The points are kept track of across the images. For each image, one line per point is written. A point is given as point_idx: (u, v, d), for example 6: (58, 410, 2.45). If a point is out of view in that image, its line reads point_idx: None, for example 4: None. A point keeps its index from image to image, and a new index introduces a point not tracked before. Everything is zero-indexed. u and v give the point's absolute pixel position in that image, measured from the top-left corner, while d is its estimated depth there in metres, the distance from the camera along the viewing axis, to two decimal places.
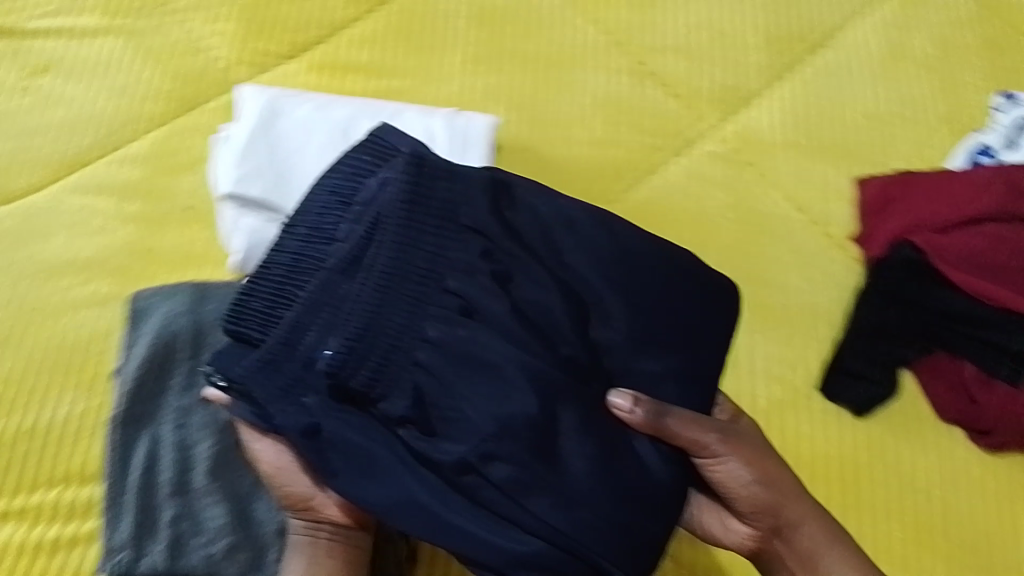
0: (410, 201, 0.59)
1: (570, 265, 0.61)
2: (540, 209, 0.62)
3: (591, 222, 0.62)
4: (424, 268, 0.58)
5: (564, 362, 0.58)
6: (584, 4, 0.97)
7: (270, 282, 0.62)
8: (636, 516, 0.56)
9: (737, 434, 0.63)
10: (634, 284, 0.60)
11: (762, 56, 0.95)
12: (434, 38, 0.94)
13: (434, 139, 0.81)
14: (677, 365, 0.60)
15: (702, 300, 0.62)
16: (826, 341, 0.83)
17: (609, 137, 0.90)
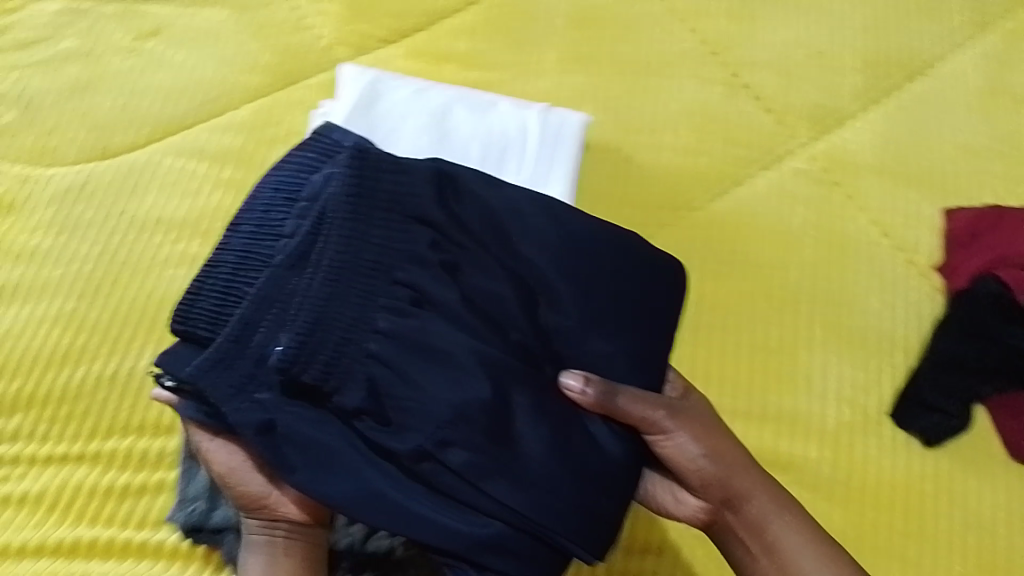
0: (355, 194, 0.60)
1: (523, 255, 0.63)
2: (488, 200, 0.64)
3: (536, 212, 0.64)
4: (372, 261, 0.60)
5: (515, 347, 0.61)
6: (684, 13, 0.97)
7: (217, 283, 0.64)
8: (593, 498, 0.59)
9: (688, 411, 0.65)
10: (582, 270, 0.62)
11: (858, 79, 0.94)
12: (532, 35, 0.95)
13: (527, 133, 0.82)
14: (625, 347, 0.62)
15: (648, 284, 0.64)
16: (901, 369, 0.82)
17: (696, 145, 0.90)
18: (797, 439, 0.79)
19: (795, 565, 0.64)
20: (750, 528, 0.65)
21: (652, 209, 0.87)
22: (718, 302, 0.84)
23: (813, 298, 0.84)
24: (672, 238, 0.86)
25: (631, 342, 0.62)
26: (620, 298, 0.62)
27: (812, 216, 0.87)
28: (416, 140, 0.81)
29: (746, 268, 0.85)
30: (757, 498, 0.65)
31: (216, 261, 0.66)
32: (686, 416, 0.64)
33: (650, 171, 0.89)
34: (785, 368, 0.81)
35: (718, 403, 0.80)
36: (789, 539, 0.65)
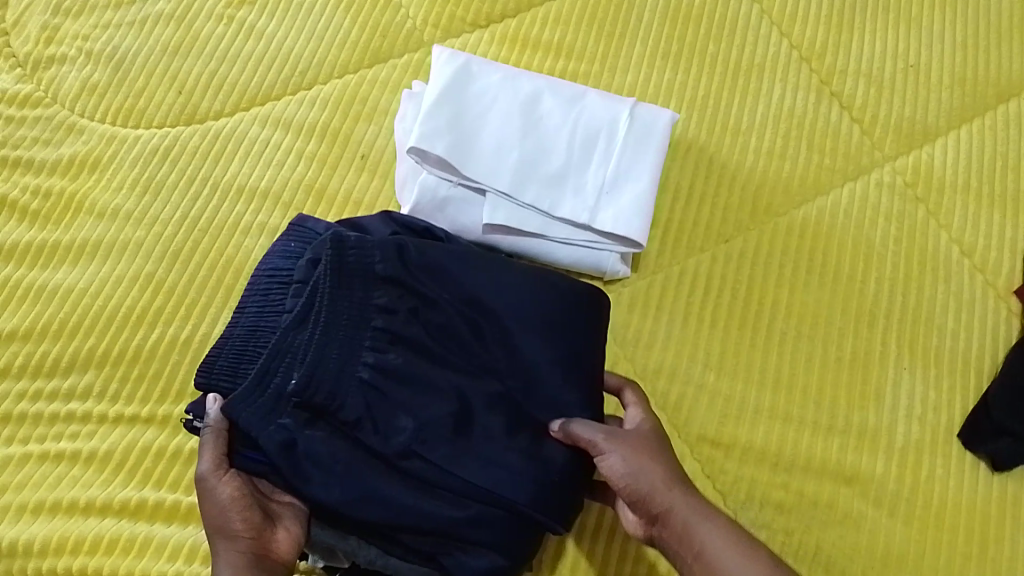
0: (335, 265, 0.66)
1: (468, 292, 0.68)
2: (440, 255, 0.69)
3: (480, 260, 0.70)
4: (356, 312, 0.65)
5: (473, 368, 0.67)
6: (778, 17, 0.97)
7: (233, 349, 0.68)
8: (557, 478, 0.64)
9: (633, 433, 0.66)
10: (516, 298, 0.68)
11: (947, 97, 0.94)
12: (623, 28, 0.96)
13: (616, 128, 0.82)
14: (563, 354, 0.67)
15: (569, 300, 0.69)
16: (974, 391, 0.81)
17: (779, 150, 0.91)
18: (863, 453, 0.78)
19: None
20: (672, 536, 0.62)
21: (732, 213, 0.87)
22: (793, 311, 0.83)
23: (891, 312, 0.84)
24: (752, 243, 0.86)
25: (567, 349, 0.67)
26: (549, 314, 0.68)
27: (896, 230, 0.87)
28: (504, 125, 0.81)
29: (823, 278, 0.85)
30: (681, 508, 0.62)
31: (230, 337, 0.69)
32: (624, 435, 0.65)
33: (735, 172, 0.89)
34: (857, 380, 0.81)
35: (788, 411, 0.79)
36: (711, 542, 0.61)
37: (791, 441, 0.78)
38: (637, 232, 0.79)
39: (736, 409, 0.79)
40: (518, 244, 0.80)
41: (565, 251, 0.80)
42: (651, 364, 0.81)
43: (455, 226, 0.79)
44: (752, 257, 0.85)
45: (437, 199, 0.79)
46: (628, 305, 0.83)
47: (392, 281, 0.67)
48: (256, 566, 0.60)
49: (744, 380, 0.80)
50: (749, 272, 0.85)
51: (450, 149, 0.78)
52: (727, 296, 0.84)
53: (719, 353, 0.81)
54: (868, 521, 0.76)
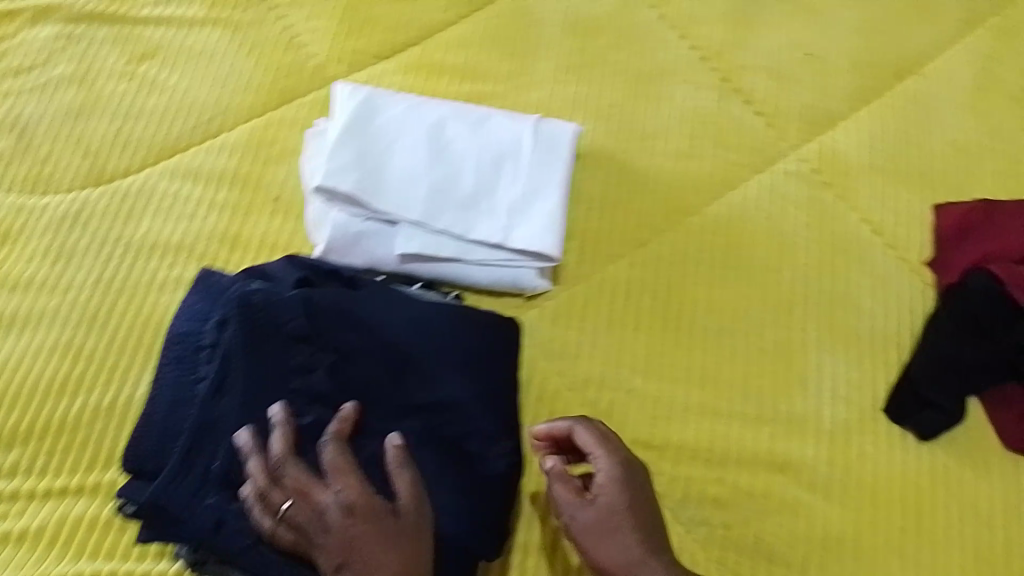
0: (246, 332, 0.66)
1: (383, 334, 0.69)
2: (351, 301, 0.70)
3: (390, 302, 0.71)
4: (275, 376, 0.66)
5: (397, 412, 0.67)
6: (677, 21, 0.99)
7: (157, 426, 0.69)
8: (489, 505, 0.66)
9: (608, 497, 0.68)
10: (430, 335, 0.69)
11: (848, 81, 0.96)
12: (528, 48, 0.97)
13: (522, 145, 0.83)
14: (483, 388, 0.69)
15: (482, 329, 0.71)
16: (895, 365, 0.83)
17: (690, 151, 0.93)
18: (793, 440, 0.80)
19: None
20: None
21: (647, 216, 0.89)
22: (715, 307, 0.85)
23: (809, 299, 0.86)
24: (668, 244, 0.88)
25: (485, 380, 0.69)
26: (465, 347, 0.69)
27: (807, 218, 0.89)
28: (411, 155, 0.81)
29: (742, 273, 0.87)
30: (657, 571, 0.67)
31: (152, 413, 0.69)
32: (601, 508, 0.68)
33: (645, 176, 0.91)
34: (783, 370, 0.83)
35: (716, 407, 0.81)
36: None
37: (721, 433, 0.80)
38: (550, 247, 0.79)
39: (666, 408, 0.81)
40: (437, 271, 0.79)
41: (485, 273, 0.80)
42: (580, 375, 0.82)
43: (372, 260, 0.78)
44: (671, 259, 0.87)
45: (352, 234, 0.78)
46: (551, 319, 0.84)
47: (308, 338, 0.68)
48: (390, 520, 0.62)
49: (671, 381, 0.82)
50: (669, 274, 0.87)
51: (358, 185, 0.78)
52: (648, 300, 0.85)
53: (645, 355, 0.83)
54: (805, 507, 0.77)
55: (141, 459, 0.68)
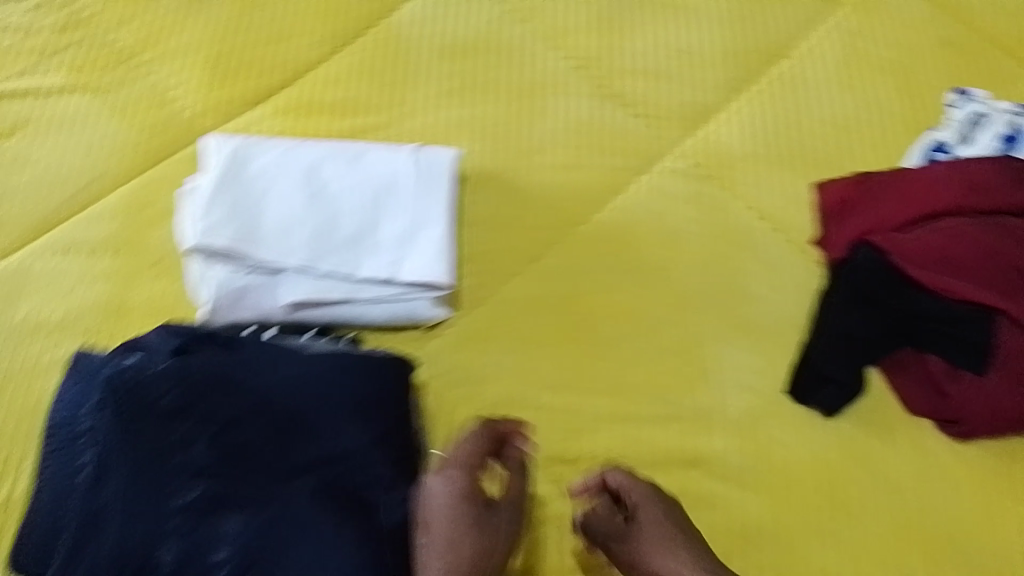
0: (122, 415, 0.67)
1: (265, 395, 0.69)
2: (229, 366, 0.70)
3: (273, 361, 0.71)
4: (155, 455, 0.66)
5: (285, 474, 0.67)
6: (548, 32, 0.99)
7: (42, 521, 0.67)
8: (390, 552, 0.66)
9: (651, 517, 0.74)
10: (315, 389, 0.70)
11: (720, 72, 0.97)
12: (400, 75, 0.95)
13: (400, 178, 0.83)
14: (373, 434, 0.70)
15: (367, 374, 0.71)
16: (793, 346, 0.85)
17: (574, 161, 0.93)
18: (704, 435, 0.81)
19: None
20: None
21: (540, 230, 0.90)
22: (616, 312, 0.87)
23: (704, 293, 0.88)
24: (564, 256, 0.89)
25: (375, 426, 0.70)
26: (352, 396, 0.70)
27: (696, 213, 0.91)
28: (288, 203, 0.80)
29: (638, 276, 0.88)
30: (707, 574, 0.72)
31: (35, 509, 0.68)
32: (648, 527, 0.73)
33: (533, 191, 0.91)
34: (686, 365, 0.84)
35: (626, 411, 0.82)
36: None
37: (634, 436, 0.81)
38: (438, 275, 0.79)
39: (577, 420, 0.82)
40: (330, 314, 0.79)
41: (378, 309, 0.80)
42: (488, 398, 0.82)
43: (258, 313, 0.78)
44: (567, 270, 0.88)
45: (235, 291, 0.77)
46: (454, 347, 0.83)
47: (185, 409, 0.68)
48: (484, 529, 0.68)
49: (580, 391, 0.83)
50: (568, 284, 0.87)
51: (235, 240, 0.77)
52: (550, 314, 0.86)
53: (552, 371, 0.83)
54: (723, 499, 0.79)
55: (30, 557, 0.67)
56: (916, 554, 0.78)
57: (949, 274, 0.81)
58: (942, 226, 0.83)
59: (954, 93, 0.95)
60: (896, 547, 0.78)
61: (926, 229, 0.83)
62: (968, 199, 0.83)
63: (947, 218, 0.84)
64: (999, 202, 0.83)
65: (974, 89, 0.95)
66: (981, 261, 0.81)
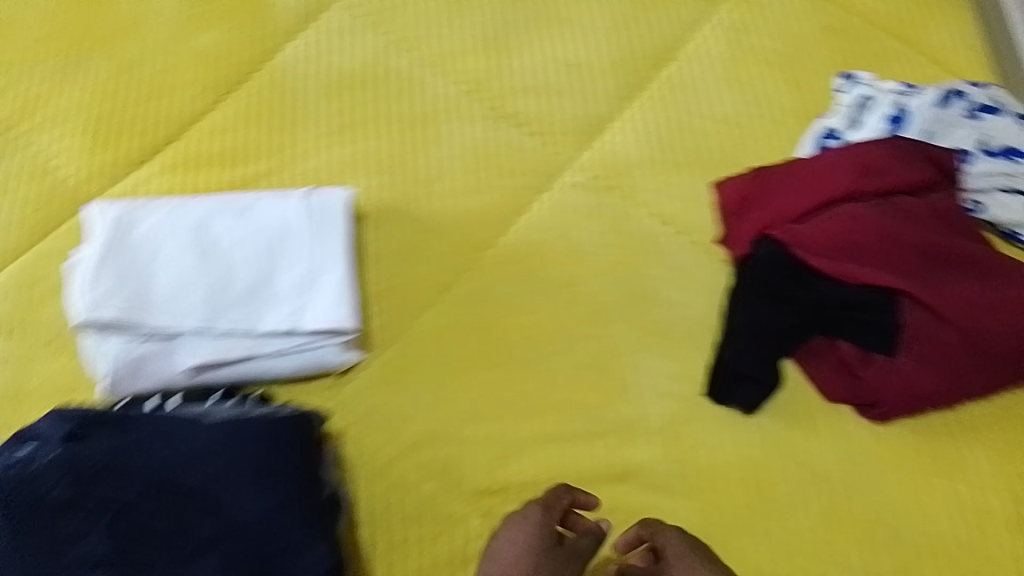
0: (10, 512, 0.64)
1: (163, 471, 0.67)
2: (121, 447, 0.67)
3: (168, 435, 0.68)
4: (50, 550, 0.63)
5: (191, 551, 0.65)
6: (435, 58, 0.97)
7: None
8: None
9: (681, 560, 0.69)
10: (215, 458, 0.68)
11: (611, 81, 0.97)
12: (287, 118, 0.92)
13: (293, 225, 0.81)
14: (280, 496, 0.67)
15: (268, 435, 0.69)
16: (707, 347, 0.85)
17: (473, 186, 0.91)
18: (629, 448, 0.81)
19: None
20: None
21: (446, 258, 0.88)
22: (529, 333, 0.85)
23: (615, 305, 0.87)
24: (473, 284, 0.87)
25: (282, 486, 0.68)
26: (254, 460, 0.68)
27: (600, 225, 0.90)
28: (178, 264, 0.79)
29: (548, 293, 0.87)
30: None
31: None
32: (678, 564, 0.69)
33: (435, 223, 0.89)
34: (605, 379, 0.84)
35: (549, 434, 0.81)
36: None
37: (561, 459, 0.80)
38: (339, 320, 0.78)
39: (502, 448, 0.80)
40: (235, 372, 0.78)
41: (284, 362, 0.79)
42: (409, 437, 0.80)
43: (158, 381, 0.77)
44: (478, 296, 0.86)
45: (132, 361, 0.76)
46: (369, 390, 0.82)
47: (73, 504, 0.65)
48: None
49: (502, 419, 0.81)
50: (481, 311, 0.86)
51: (125, 310, 0.76)
52: (465, 344, 0.84)
53: (472, 403, 0.82)
54: (654, 510, 0.79)
55: None
56: (849, 541, 0.78)
57: (851, 260, 0.82)
58: (838, 213, 0.84)
59: (841, 79, 0.95)
60: (829, 535, 0.78)
61: (825, 217, 0.84)
62: (862, 182, 0.84)
63: (842, 203, 0.85)
64: (891, 184, 0.84)
65: (860, 72, 0.95)
66: (879, 244, 0.82)
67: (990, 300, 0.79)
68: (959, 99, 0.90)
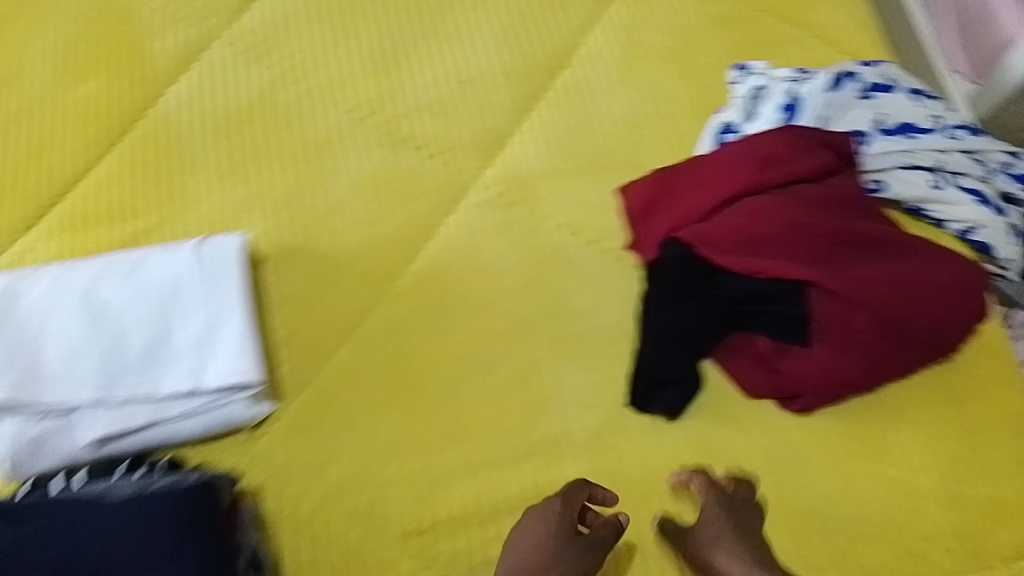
0: None
1: (65, 562, 0.66)
2: (19, 543, 0.66)
3: (66, 524, 0.67)
4: None
5: None
6: (324, 87, 0.93)
7: None
8: None
9: (713, 524, 0.73)
10: (116, 542, 0.67)
11: (511, 91, 0.94)
12: (177, 163, 0.88)
13: (184, 279, 0.79)
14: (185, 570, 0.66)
15: (167, 510, 0.68)
16: (627, 355, 0.84)
17: (375, 215, 0.87)
18: (555, 467, 0.79)
19: None
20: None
21: (353, 294, 0.84)
22: (446, 362, 0.82)
23: (533, 322, 0.84)
24: (384, 318, 0.84)
25: (187, 560, 0.67)
26: (156, 537, 0.67)
27: (508, 242, 0.87)
28: (69, 335, 0.77)
29: (460, 318, 0.84)
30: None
31: None
32: (707, 530, 0.72)
33: (339, 258, 0.85)
34: (527, 402, 0.81)
35: (474, 463, 0.79)
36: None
37: (487, 487, 0.78)
38: (242, 375, 0.76)
39: (425, 483, 0.78)
40: (142, 439, 0.77)
41: (191, 423, 0.77)
42: (330, 483, 0.78)
43: (63, 457, 0.75)
44: (390, 330, 0.83)
45: (32, 441, 0.74)
46: (284, 439, 0.80)
47: None
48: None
49: (423, 453, 0.79)
50: (394, 344, 0.83)
51: (18, 390, 0.74)
52: (379, 379, 0.82)
53: (392, 440, 0.80)
54: None
55: None
56: (784, 536, 0.77)
57: (759, 253, 0.81)
58: (743, 206, 0.83)
59: (735, 71, 0.94)
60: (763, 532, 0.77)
61: (728, 213, 0.83)
62: (763, 175, 0.83)
63: (746, 197, 0.84)
64: (792, 173, 0.84)
65: (753, 62, 0.94)
66: (785, 235, 0.81)
67: (895, 278, 0.79)
68: (851, 80, 0.90)
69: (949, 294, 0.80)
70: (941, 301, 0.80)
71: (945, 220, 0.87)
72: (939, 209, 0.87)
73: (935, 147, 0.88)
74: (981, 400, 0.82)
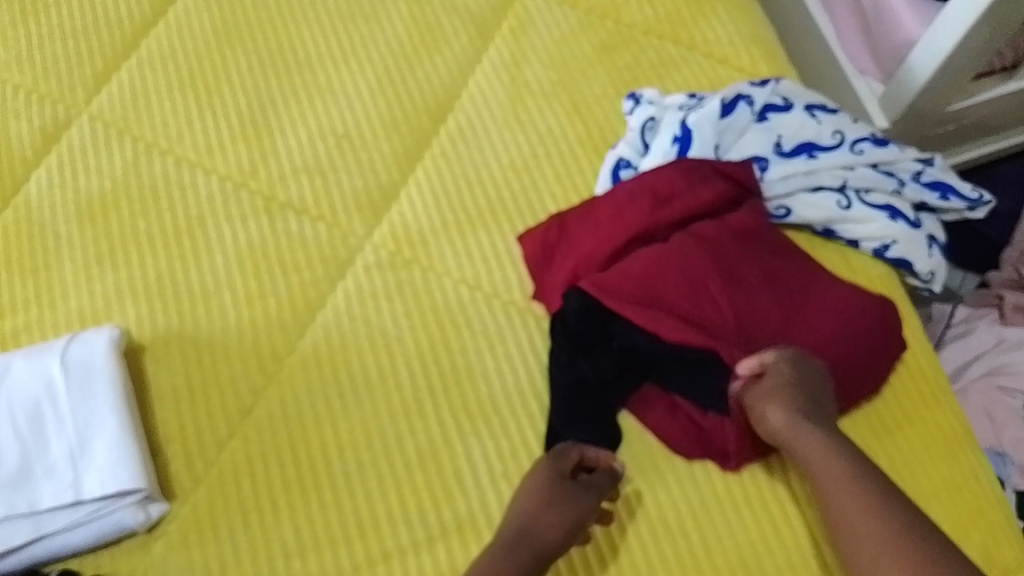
0: None
1: None
2: None
3: None
4: None
5: None
6: (194, 158, 0.88)
7: None
8: None
9: (773, 378, 0.74)
10: None
11: (394, 144, 0.90)
12: (44, 255, 0.83)
13: (55, 384, 0.74)
14: None
15: None
16: (537, 414, 0.78)
17: (258, 290, 0.82)
18: (470, 545, 0.73)
19: (835, 517, 0.65)
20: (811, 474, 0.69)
21: (240, 380, 0.79)
22: (346, 443, 0.76)
23: (434, 389, 0.79)
24: (275, 401, 0.78)
25: None
26: None
27: (402, 306, 0.82)
28: None
29: (358, 393, 0.78)
30: (808, 454, 0.69)
31: None
32: (765, 386, 0.74)
33: (221, 339, 0.80)
34: (433, 477, 0.75)
35: (385, 550, 0.72)
36: (832, 476, 0.66)
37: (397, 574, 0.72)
38: (126, 478, 0.70)
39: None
40: (24, 559, 0.69)
41: (76, 535, 0.70)
42: None
43: None
44: (281, 416, 0.77)
45: None
46: (178, 545, 0.72)
47: None
48: (549, 512, 0.70)
49: (327, 544, 0.72)
50: (288, 430, 0.77)
51: None
52: (276, 469, 0.75)
53: (294, 534, 0.73)
54: None
55: None
56: None
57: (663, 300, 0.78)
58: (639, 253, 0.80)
59: (630, 101, 0.91)
60: None
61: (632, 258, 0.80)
62: (658, 215, 0.82)
63: (639, 243, 0.82)
64: (687, 207, 0.82)
65: (646, 90, 0.91)
66: (687, 279, 0.78)
67: (796, 320, 0.79)
68: (746, 103, 0.87)
69: (857, 329, 0.79)
70: (850, 339, 0.79)
71: (857, 239, 0.85)
72: (849, 229, 0.85)
73: (839, 164, 0.86)
74: (906, 427, 0.79)
